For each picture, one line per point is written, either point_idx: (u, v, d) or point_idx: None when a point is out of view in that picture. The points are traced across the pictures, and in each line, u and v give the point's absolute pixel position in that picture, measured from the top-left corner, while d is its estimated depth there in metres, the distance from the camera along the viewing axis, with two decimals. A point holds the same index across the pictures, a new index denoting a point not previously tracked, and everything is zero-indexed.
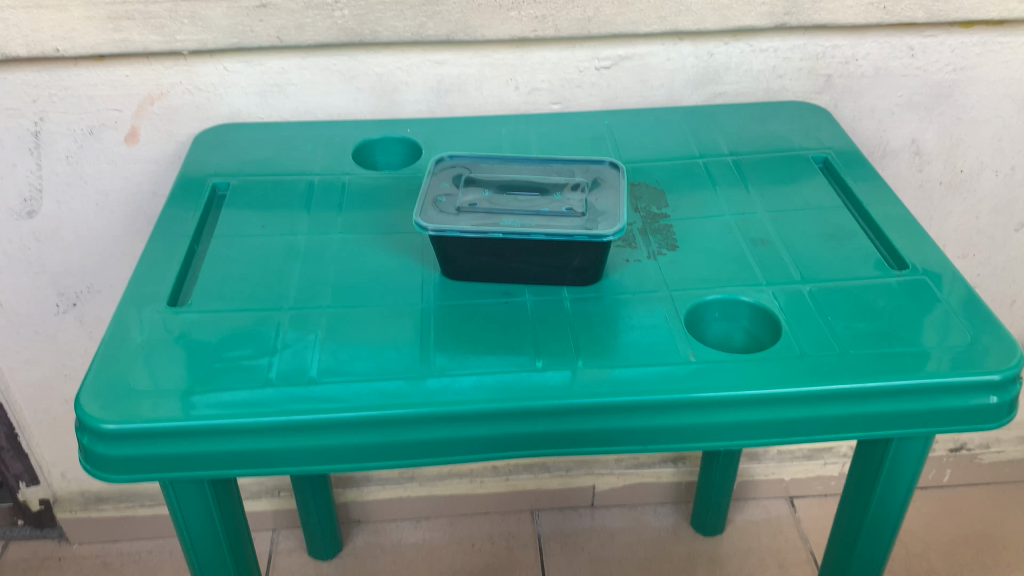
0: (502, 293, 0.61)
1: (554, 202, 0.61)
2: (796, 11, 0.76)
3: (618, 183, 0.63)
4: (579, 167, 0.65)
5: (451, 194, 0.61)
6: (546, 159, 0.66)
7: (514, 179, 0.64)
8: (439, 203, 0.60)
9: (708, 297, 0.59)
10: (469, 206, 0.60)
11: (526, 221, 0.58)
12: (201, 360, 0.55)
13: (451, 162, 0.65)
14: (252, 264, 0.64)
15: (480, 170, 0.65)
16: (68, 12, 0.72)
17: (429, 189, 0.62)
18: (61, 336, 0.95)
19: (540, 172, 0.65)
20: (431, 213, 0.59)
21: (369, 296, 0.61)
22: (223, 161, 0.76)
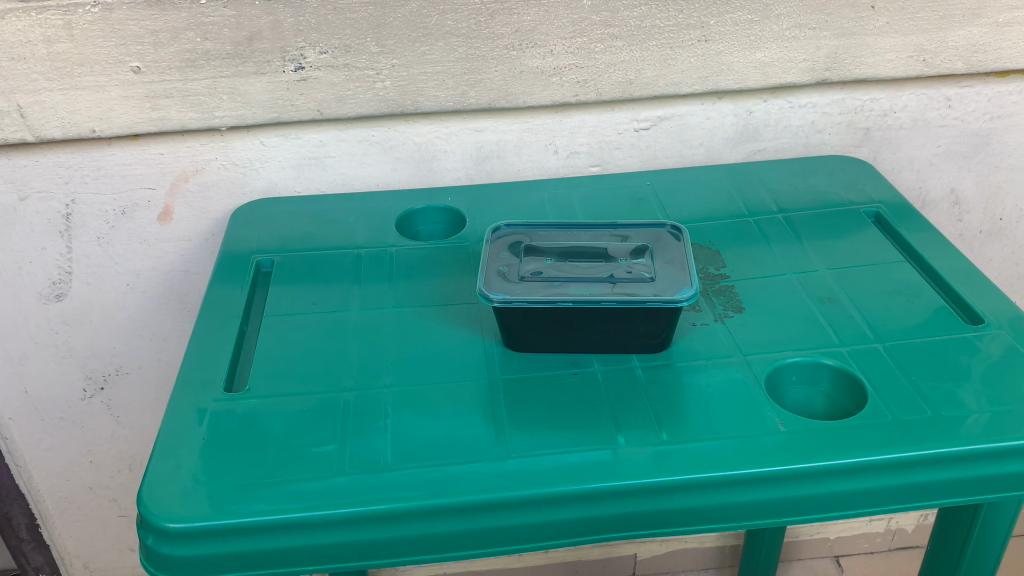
0: (571, 364, 0.58)
1: (620, 269, 0.59)
2: (837, 66, 0.76)
3: (684, 245, 0.61)
4: (640, 231, 0.63)
5: (513, 264, 0.59)
6: (605, 224, 0.64)
7: (574, 246, 0.62)
8: (501, 273, 0.59)
9: (786, 361, 0.58)
10: (533, 276, 0.58)
11: (595, 290, 0.56)
12: (267, 450, 0.52)
13: (508, 232, 0.64)
14: (308, 344, 0.62)
15: (538, 237, 0.63)
16: (104, 92, 0.70)
17: (489, 259, 0.60)
18: (88, 422, 0.92)
19: (600, 238, 0.63)
20: (495, 283, 0.57)
21: (433, 374, 0.59)
22: (266, 238, 0.75)
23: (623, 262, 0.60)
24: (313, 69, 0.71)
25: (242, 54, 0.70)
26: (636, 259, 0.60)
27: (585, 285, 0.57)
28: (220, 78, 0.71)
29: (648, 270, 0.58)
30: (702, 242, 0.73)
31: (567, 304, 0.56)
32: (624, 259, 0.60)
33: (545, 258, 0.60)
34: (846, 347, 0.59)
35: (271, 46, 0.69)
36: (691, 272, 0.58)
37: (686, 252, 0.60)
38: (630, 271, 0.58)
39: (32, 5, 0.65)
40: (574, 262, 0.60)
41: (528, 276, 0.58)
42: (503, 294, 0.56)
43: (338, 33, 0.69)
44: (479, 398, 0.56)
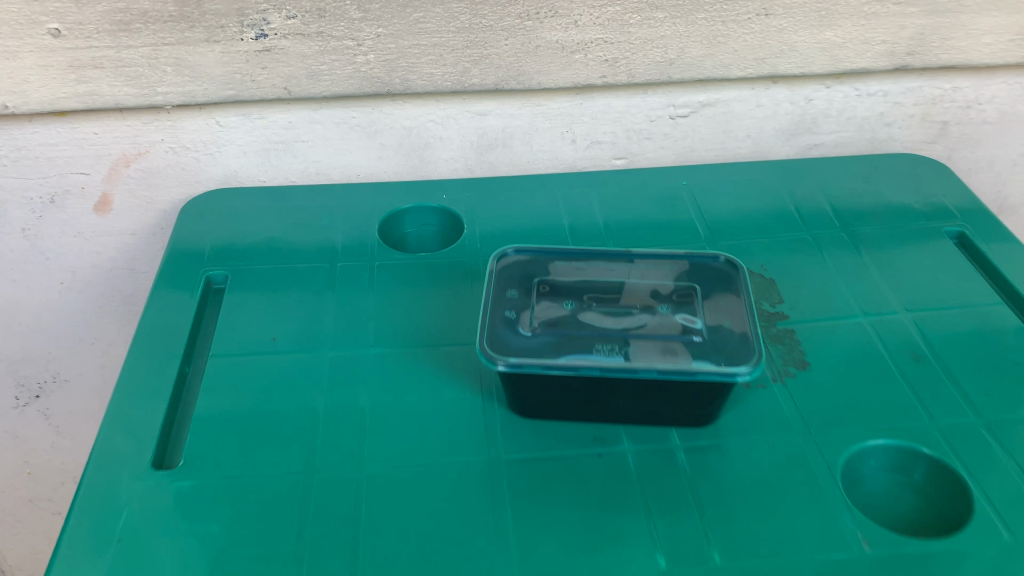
0: (595, 441, 0.46)
1: (662, 322, 0.46)
2: (922, 50, 0.62)
3: (743, 286, 0.48)
4: (686, 264, 0.50)
5: (524, 308, 0.47)
6: (641, 252, 0.51)
7: (603, 284, 0.49)
8: (509, 321, 0.46)
9: (867, 443, 0.46)
10: (550, 329, 0.45)
11: (631, 354, 0.44)
12: (202, 562, 0.40)
13: (518, 258, 0.50)
14: (267, 394, 0.49)
15: (554, 268, 0.50)
16: (17, 60, 0.56)
17: (493, 299, 0.47)
18: (25, 432, 0.80)
19: (635, 273, 0.50)
20: (501, 337, 0.45)
21: (421, 445, 0.46)
22: (223, 240, 0.63)
23: (666, 310, 0.47)
24: (278, 37, 0.57)
25: (189, 17, 0.55)
26: (683, 307, 0.47)
27: (618, 346, 0.44)
28: (161, 45, 0.57)
29: (699, 324, 0.46)
30: (754, 267, 0.60)
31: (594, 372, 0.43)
32: (667, 306, 0.47)
33: (565, 301, 0.48)
34: (940, 424, 0.47)
35: (225, 8, 0.55)
36: (755, 329, 0.45)
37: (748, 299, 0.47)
38: (676, 325, 0.46)
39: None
40: (602, 308, 0.47)
41: (544, 328, 0.45)
42: (511, 355, 0.44)
43: None
44: (479, 485, 0.44)
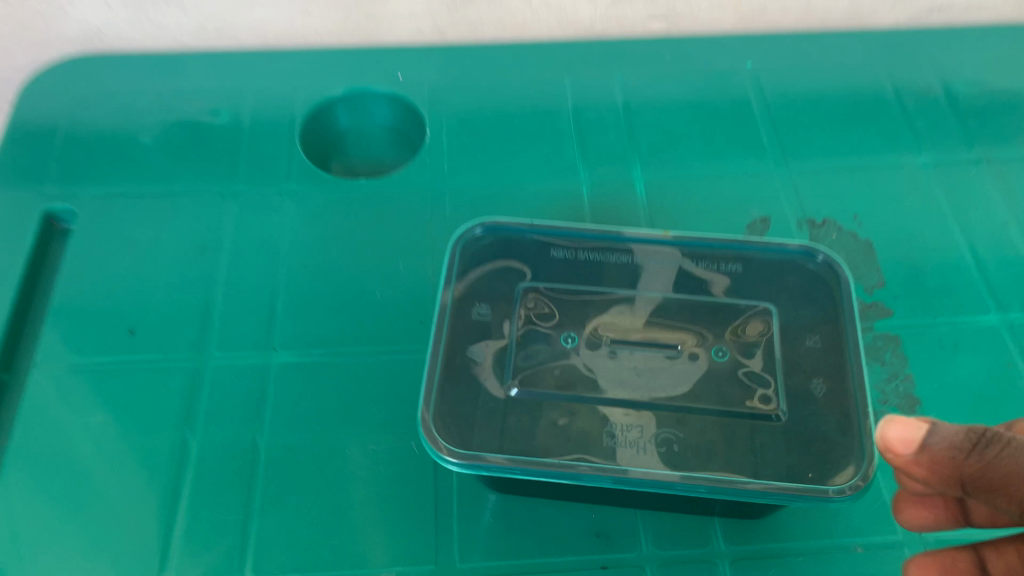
0: (599, 541, 0.31)
1: (713, 378, 0.31)
2: None
3: (846, 317, 0.33)
4: (747, 263, 0.34)
5: (500, 347, 0.32)
6: (696, 239, 0.35)
7: (622, 296, 0.34)
8: (477, 370, 0.31)
9: None
10: (540, 389, 0.31)
11: (662, 446, 0.29)
12: None
13: (490, 245, 0.35)
14: (120, 429, 0.34)
15: (563, 270, 0.34)
16: None
17: (451, 328, 0.32)
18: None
19: (671, 273, 0.34)
20: (461, 405, 0.30)
21: (336, 536, 0.31)
22: (82, 127, 0.44)
23: (717, 354, 0.32)
24: None
25: None
26: (744, 348, 0.32)
27: (645, 427, 0.30)
28: None
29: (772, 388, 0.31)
30: (844, 219, 0.41)
31: (603, 481, 0.29)
32: (719, 347, 0.32)
33: (565, 332, 0.32)
34: None
35: None
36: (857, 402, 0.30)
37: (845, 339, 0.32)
38: (734, 386, 0.31)
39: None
40: (620, 347, 0.32)
41: (529, 386, 0.31)
42: (478, 444, 0.29)
43: None
44: None
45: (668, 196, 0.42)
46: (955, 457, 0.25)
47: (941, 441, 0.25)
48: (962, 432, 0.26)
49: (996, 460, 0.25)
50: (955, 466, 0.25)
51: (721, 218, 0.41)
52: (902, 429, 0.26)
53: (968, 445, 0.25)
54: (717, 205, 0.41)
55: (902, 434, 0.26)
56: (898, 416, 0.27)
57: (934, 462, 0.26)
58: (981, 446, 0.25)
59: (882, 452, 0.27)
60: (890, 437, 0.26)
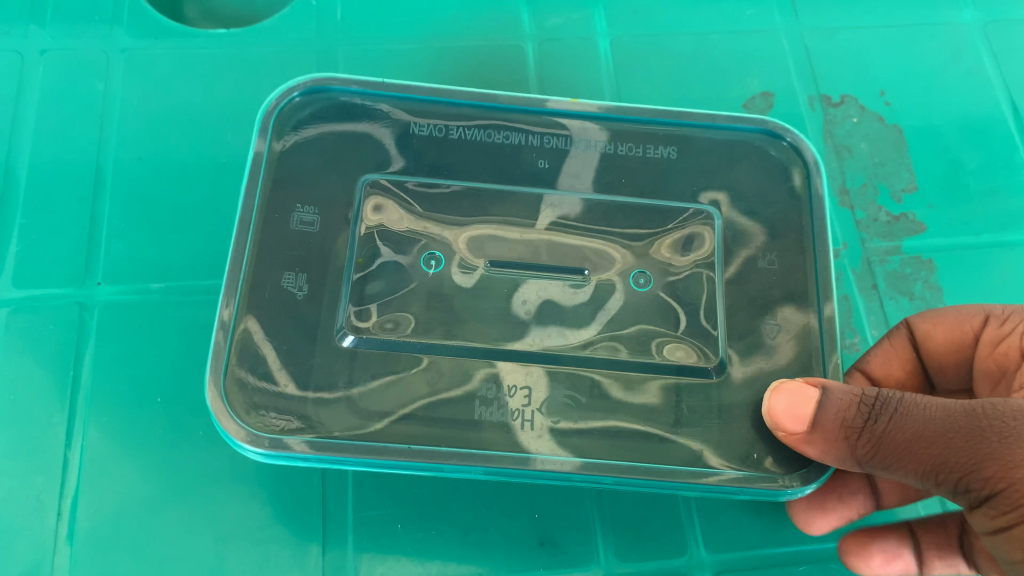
0: (544, 552, 0.23)
1: (632, 319, 0.23)
2: None
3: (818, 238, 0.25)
4: (684, 146, 0.26)
5: (330, 274, 0.23)
6: (622, 112, 0.26)
7: (512, 194, 0.24)
8: (298, 310, 0.22)
9: None
10: (388, 338, 0.22)
11: (556, 415, 0.21)
12: None
13: (315, 115, 0.25)
14: None
15: (429, 153, 0.25)
16: None
17: (258, 248, 0.23)
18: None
19: (585, 160, 0.25)
20: (270, 363, 0.21)
21: (187, 549, 0.23)
22: None
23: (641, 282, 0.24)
24: None
25: None
26: (679, 277, 0.24)
27: (537, 393, 0.22)
28: None
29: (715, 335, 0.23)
30: (867, 97, 0.31)
31: (473, 472, 0.21)
32: (644, 274, 0.24)
33: (427, 251, 0.24)
34: None
35: None
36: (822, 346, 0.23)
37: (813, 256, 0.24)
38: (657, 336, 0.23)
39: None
40: (506, 271, 0.23)
41: (374, 333, 0.22)
42: (303, 418, 0.21)
43: None
44: None
45: (643, 54, 0.31)
46: (846, 438, 0.20)
47: (827, 417, 0.20)
48: (851, 402, 0.20)
49: (891, 437, 0.19)
50: (847, 446, 0.20)
51: (709, 90, 0.31)
52: (785, 400, 0.21)
53: (859, 421, 0.20)
54: (707, 68, 0.31)
55: (788, 408, 0.21)
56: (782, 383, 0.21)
57: (824, 446, 0.20)
58: (872, 420, 0.20)
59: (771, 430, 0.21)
60: (774, 411, 0.21)
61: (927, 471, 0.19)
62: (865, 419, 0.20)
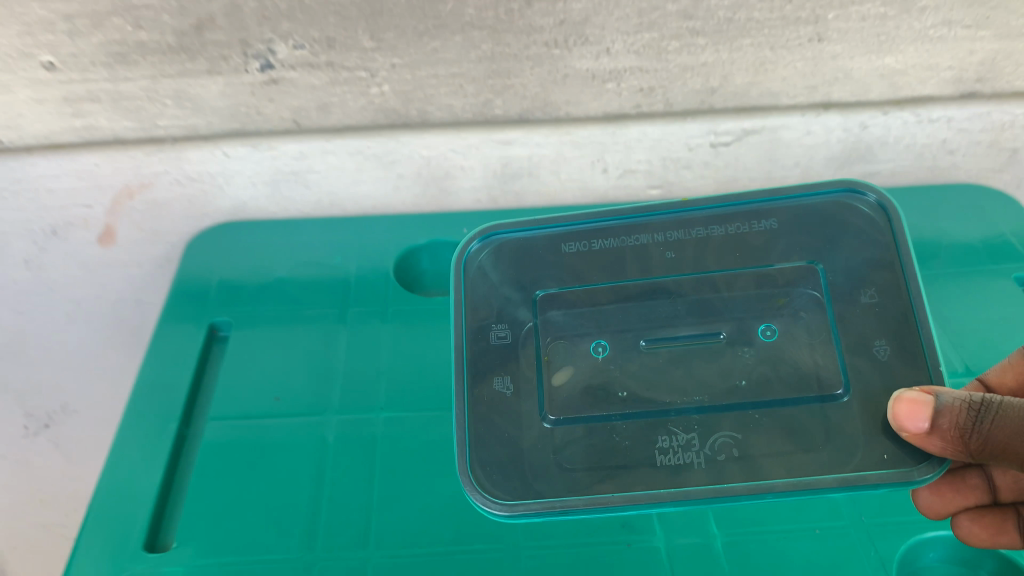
0: (625, 528, 0.44)
1: (748, 367, 0.43)
2: (992, 76, 0.56)
3: (877, 278, 0.43)
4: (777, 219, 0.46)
5: (518, 359, 0.45)
6: (723, 202, 0.46)
7: (652, 286, 0.46)
8: (507, 402, 0.44)
9: (928, 535, 0.41)
10: (568, 385, 0.44)
11: (708, 457, 0.41)
12: None
13: (492, 254, 0.48)
14: (280, 455, 0.50)
15: (621, 249, 0.47)
16: (11, 93, 0.53)
17: (475, 356, 0.45)
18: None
19: (714, 241, 0.46)
20: (501, 447, 0.43)
21: (429, 524, 0.46)
22: (234, 271, 0.60)
23: (756, 339, 0.44)
24: (286, 68, 0.53)
25: (189, 48, 0.51)
26: (794, 328, 0.44)
27: (697, 438, 0.41)
28: (162, 77, 0.53)
29: (818, 364, 0.43)
30: None
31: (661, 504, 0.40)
32: (767, 326, 0.45)
33: (597, 342, 0.46)
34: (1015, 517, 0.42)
35: (229, 38, 0.51)
36: (906, 313, 0.42)
37: (896, 269, 0.43)
38: (781, 370, 0.43)
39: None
40: (657, 346, 0.45)
41: (562, 388, 0.44)
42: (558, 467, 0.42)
43: (318, 23, 0.50)
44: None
45: None
46: (957, 430, 0.37)
47: (942, 419, 0.37)
48: (960, 411, 0.37)
49: (991, 434, 0.36)
50: (961, 440, 0.37)
51: None
52: (909, 409, 0.38)
53: (967, 426, 0.37)
54: None
55: (908, 413, 0.38)
56: (904, 394, 0.39)
57: (941, 438, 0.38)
58: (978, 424, 0.37)
59: (898, 428, 0.39)
60: (901, 415, 0.38)
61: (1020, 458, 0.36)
62: (971, 421, 0.37)
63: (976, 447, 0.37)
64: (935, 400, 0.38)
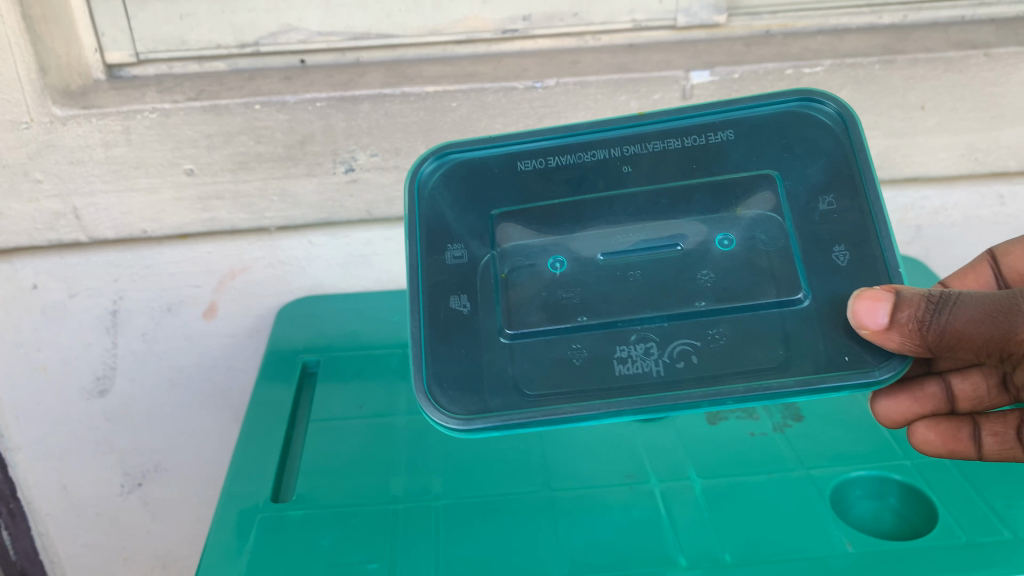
0: (630, 478, 0.57)
1: (687, 280, 0.51)
2: (887, 165, 0.75)
3: (820, 181, 0.50)
4: (734, 130, 0.52)
5: (478, 283, 0.51)
6: (674, 113, 0.52)
7: (609, 199, 0.52)
8: (463, 317, 0.50)
9: (851, 475, 0.55)
10: (529, 297, 0.52)
11: (675, 363, 0.47)
12: (300, 563, 0.52)
13: (446, 175, 0.53)
14: (364, 437, 0.62)
15: (584, 163, 0.52)
16: (158, 194, 0.71)
17: (441, 274, 0.51)
18: (133, 555, 0.93)
19: (670, 153, 0.52)
20: (456, 366, 0.49)
21: (490, 479, 0.57)
22: (312, 335, 0.74)
23: (715, 249, 0.52)
24: (363, 171, 0.72)
25: (295, 156, 0.70)
26: (747, 241, 0.51)
27: (657, 346, 0.48)
28: (271, 179, 0.71)
29: (756, 266, 0.51)
30: None
31: (622, 413, 0.46)
32: (725, 236, 0.52)
33: (555, 258, 0.53)
34: (917, 462, 0.55)
35: (324, 149, 0.70)
36: (863, 218, 0.49)
37: (854, 176, 0.50)
38: (728, 273, 0.51)
39: (62, 106, 0.66)
40: (614, 259, 0.52)
41: (528, 303, 0.51)
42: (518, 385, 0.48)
43: (389, 136, 0.70)
44: (553, 509, 0.54)
45: None
46: (914, 321, 0.44)
47: (901, 313, 0.44)
48: (917, 307, 0.45)
49: (945, 325, 0.45)
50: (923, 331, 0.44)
51: None
52: (870, 304, 0.45)
53: (926, 318, 0.44)
54: None
55: (869, 311, 0.45)
56: (863, 294, 0.45)
57: (899, 332, 0.44)
58: (934, 316, 0.45)
59: (858, 326, 0.45)
60: (862, 313, 0.45)
61: (970, 345, 0.45)
62: (926, 314, 0.45)
63: (933, 338, 0.45)
64: (895, 298, 0.44)
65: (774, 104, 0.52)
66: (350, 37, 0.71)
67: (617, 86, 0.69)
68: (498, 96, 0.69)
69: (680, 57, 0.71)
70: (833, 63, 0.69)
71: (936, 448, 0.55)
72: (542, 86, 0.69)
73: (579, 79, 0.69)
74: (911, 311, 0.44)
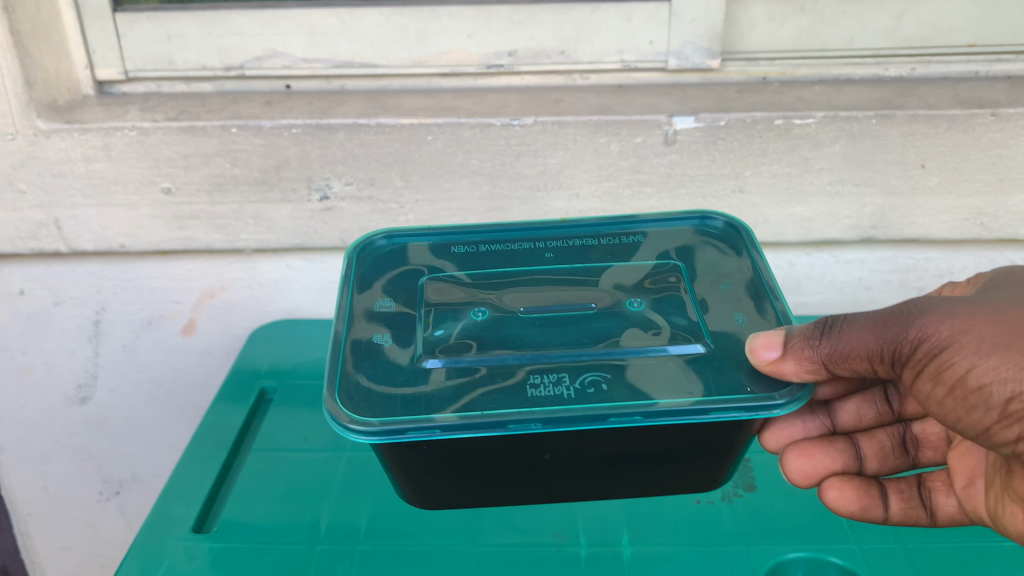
0: (558, 539, 0.54)
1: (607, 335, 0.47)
2: (884, 224, 0.72)
3: (726, 275, 0.51)
4: (644, 238, 0.55)
5: (396, 322, 0.48)
6: (592, 221, 0.55)
7: (531, 275, 0.52)
8: (381, 347, 0.46)
9: (790, 556, 0.52)
10: (439, 336, 0.48)
11: (586, 389, 0.42)
12: None
13: (385, 248, 0.55)
14: (301, 469, 0.61)
15: (510, 247, 0.54)
16: (136, 210, 0.72)
17: (362, 315, 0.49)
18: (109, 562, 0.94)
19: (588, 247, 0.54)
20: (367, 382, 0.44)
21: (414, 528, 0.55)
22: (279, 358, 0.74)
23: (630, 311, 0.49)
24: (338, 199, 0.71)
25: (270, 181, 0.70)
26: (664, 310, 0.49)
27: (568, 376, 0.44)
28: (247, 203, 0.72)
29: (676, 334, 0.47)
30: None
31: (532, 423, 0.40)
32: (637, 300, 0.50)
33: (477, 308, 0.50)
34: (863, 548, 0.52)
35: (298, 175, 0.70)
36: (765, 302, 0.49)
37: (754, 274, 0.51)
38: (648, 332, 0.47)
39: (47, 120, 0.67)
40: (534, 313, 0.49)
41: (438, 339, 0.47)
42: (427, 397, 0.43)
43: (364, 166, 0.69)
44: (470, 567, 0.52)
45: None
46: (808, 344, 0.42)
47: (793, 341, 0.42)
48: (807, 332, 0.43)
49: (836, 343, 0.43)
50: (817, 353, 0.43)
51: None
52: (763, 340, 0.43)
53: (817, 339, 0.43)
54: None
55: (764, 345, 0.43)
56: (755, 338, 0.44)
57: (797, 359, 0.42)
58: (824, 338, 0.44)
59: (757, 362, 0.43)
60: (757, 349, 0.43)
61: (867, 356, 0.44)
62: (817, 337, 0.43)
63: (829, 359, 0.43)
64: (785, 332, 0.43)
65: (677, 222, 0.56)
66: (334, 64, 0.71)
67: (596, 128, 0.67)
68: (474, 131, 0.67)
69: (667, 101, 0.69)
70: (826, 115, 0.66)
71: (850, 505, 0.52)
72: (519, 124, 0.67)
73: (557, 118, 0.67)
74: (802, 338, 0.43)
